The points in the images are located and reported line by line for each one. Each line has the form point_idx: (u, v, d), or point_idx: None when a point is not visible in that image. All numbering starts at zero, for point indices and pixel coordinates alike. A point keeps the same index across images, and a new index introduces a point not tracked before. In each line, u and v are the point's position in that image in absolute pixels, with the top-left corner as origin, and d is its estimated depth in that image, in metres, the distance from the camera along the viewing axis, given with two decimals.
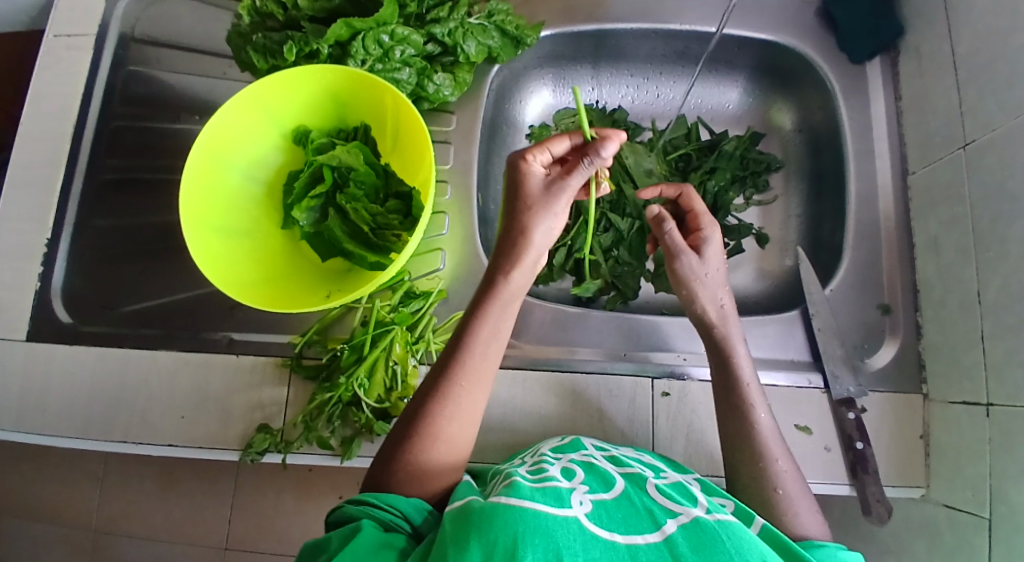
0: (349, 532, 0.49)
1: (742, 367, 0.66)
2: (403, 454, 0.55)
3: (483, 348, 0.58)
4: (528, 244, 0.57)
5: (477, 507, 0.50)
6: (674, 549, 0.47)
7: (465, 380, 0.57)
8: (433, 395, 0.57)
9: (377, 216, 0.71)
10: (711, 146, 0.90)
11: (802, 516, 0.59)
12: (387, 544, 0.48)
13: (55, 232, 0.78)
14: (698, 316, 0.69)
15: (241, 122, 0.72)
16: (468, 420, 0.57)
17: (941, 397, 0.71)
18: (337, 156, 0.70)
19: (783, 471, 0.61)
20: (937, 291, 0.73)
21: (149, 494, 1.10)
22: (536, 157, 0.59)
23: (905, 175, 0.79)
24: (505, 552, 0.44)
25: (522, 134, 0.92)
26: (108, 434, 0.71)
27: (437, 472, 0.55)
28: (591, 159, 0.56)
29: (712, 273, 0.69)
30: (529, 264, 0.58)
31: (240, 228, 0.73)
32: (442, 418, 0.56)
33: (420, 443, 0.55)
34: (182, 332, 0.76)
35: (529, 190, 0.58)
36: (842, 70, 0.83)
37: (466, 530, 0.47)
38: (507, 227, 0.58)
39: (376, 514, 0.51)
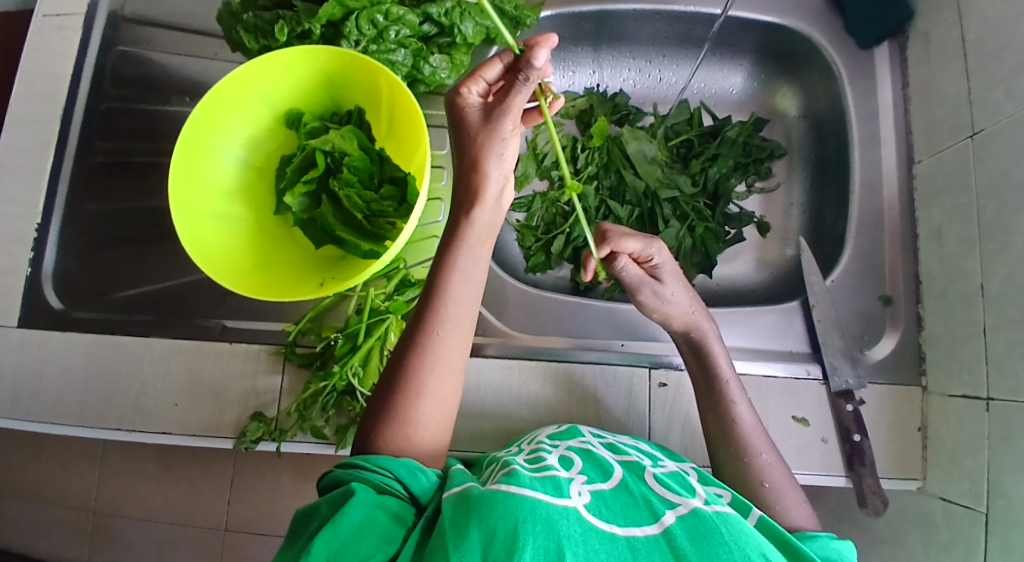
0: (342, 495, 0.49)
1: (724, 361, 0.66)
2: (387, 410, 0.54)
3: (457, 293, 0.55)
4: (483, 181, 0.53)
5: (477, 493, 0.49)
6: (673, 542, 0.46)
7: (440, 328, 0.54)
8: (410, 346, 0.55)
9: (371, 202, 0.69)
10: (714, 132, 0.88)
11: (791, 508, 0.59)
12: (377, 512, 0.48)
13: (46, 217, 0.76)
14: (670, 326, 0.68)
15: (232, 105, 0.71)
16: (450, 371, 0.55)
17: (940, 390, 0.71)
18: (331, 141, 0.69)
19: (768, 467, 0.61)
20: (939, 282, 0.72)
21: (147, 476, 1.11)
22: (470, 88, 0.53)
23: (911, 164, 0.77)
24: (504, 542, 0.44)
25: None
26: (102, 420, 0.71)
27: (423, 426, 0.54)
28: (526, 76, 0.48)
29: (676, 297, 0.68)
30: (491, 201, 0.54)
31: (229, 213, 0.72)
32: (422, 369, 0.54)
33: (402, 397, 0.54)
34: (174, 318, 0.75)
35: (469, 122, 0.52)
36: (849, 54, 0.81)
37: (465, 515, 0.47)
38: (462, 167, 0.53)
39: (369, 477, 0.50)
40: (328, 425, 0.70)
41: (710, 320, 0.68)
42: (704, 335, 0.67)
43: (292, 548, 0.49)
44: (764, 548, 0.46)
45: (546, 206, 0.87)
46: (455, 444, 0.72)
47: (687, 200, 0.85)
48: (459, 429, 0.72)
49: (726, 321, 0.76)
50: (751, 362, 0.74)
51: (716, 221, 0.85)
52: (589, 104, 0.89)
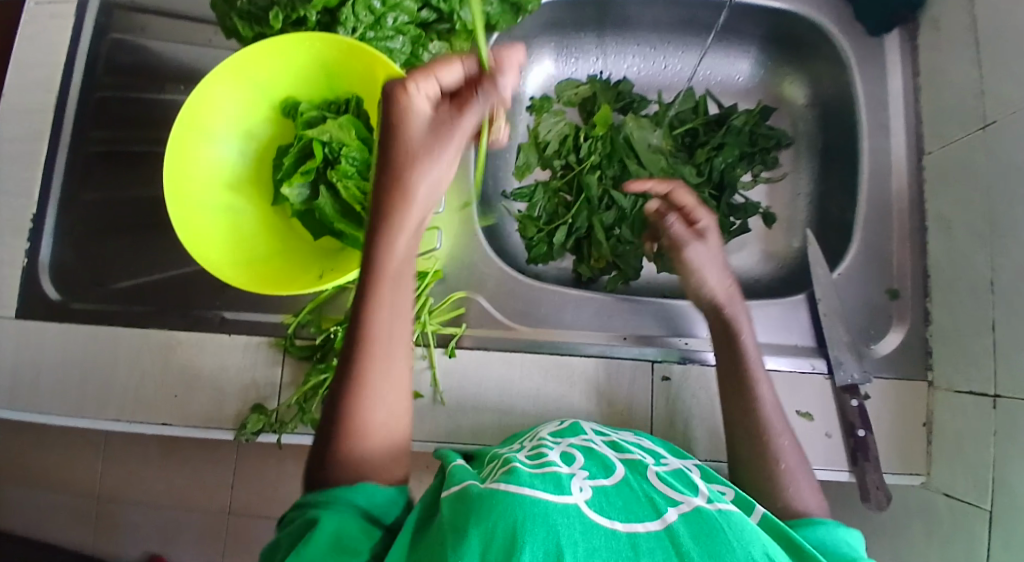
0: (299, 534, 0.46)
1: (749, 345, 0.65)
2: (337, 430, 0.50)
3: (394, 296, 0.51)
4: (415, 183, 0.51)
5: (476, 493, 0.48)
6: (675, 538, 0.45)
7: (376, 341, 0.50)
8: (351, 353, 0.50)
9: (370, 193, 0.68)
10: (719, 120, 0.87)
11: (802, 489, 0.58)
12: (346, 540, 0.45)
13: (41, 208, 0.76)
14: (703, 296, 0.69)
15: (228, 95, 0.69)
16: (391, 385, 0.51)
17: (947, 385, 0.70)
18: (328, 131, 0.68)
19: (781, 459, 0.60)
20: (947, 276, 0.71)
21: (150, 463, 1.11)
22: (418, 86, 0.50)
23: (920, 154, 0.76)
24: (503, 540, 0.43)
25: (522, 106, 0.90)
26: (100, 411, 0.70)
27: (377, 425, 0.50)
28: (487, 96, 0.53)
29: (708, 258, 0.70)
30: (422, 204, 0.52)
31: (227, 205, 0.71)
32: (368, 372, 0.50)
33: (348, 409, 0.50)
34: (171, 308, 0.75)
35: (409, 128, 0.51)
36: (858, 41, 0.79)
37: (465, 515, 0.46)
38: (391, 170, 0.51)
39: (325, 508, 0.47)
40: None
41: (745, 309, 0.69)
42: (736, 315, 0.67)
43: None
44: (766, 547, 0.45)
45: (548, 197, 0.85)
46: (455, 437, 0.71)
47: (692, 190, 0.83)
48: (460, 422, 0.71)
49: None
50: None
51: (720, 211, 0.83)
52: (592, 91, 0.88)
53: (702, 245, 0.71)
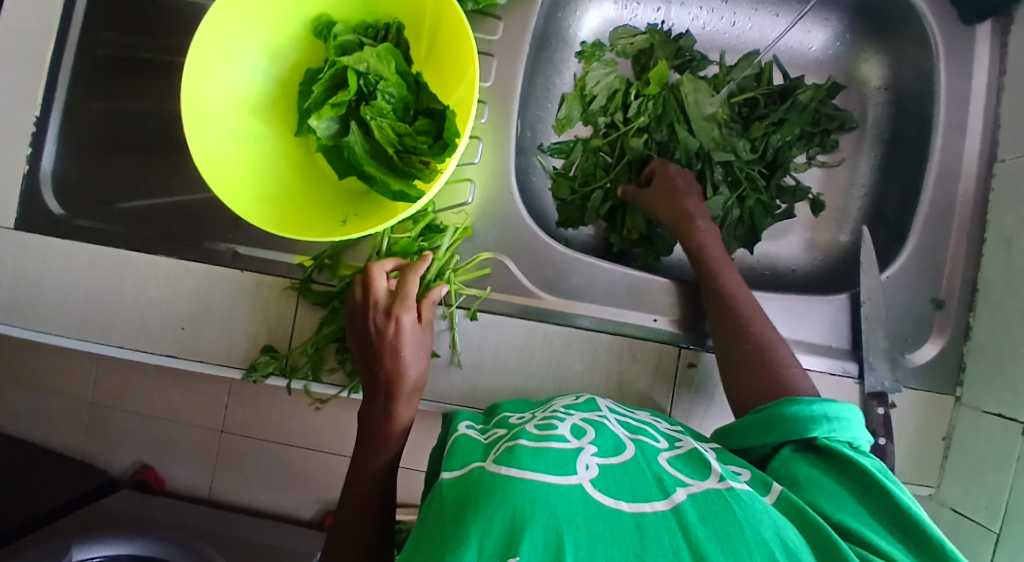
0: None
1: (730, 284, 0.66)
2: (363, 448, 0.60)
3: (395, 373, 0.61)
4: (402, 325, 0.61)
5: (474, 479, 0.44)
6: (682, 519, 0.41)
7: (387, 388, 0.60)
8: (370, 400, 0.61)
9: (405, 136, 0.63)
10: (783, 93, 0.80)
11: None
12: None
13: (45, 112, 0.69)
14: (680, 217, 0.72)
15: (256, 9, 0.62)
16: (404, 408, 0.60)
17: (975, 404, 0.68)
18: (366, 61, 0.62)
19: None
20: (998, 294, 0.68)
21: (147, 378, 1.10)
22: (406, 314, 0.61)
23: (993, 161, 0.71)
24: (502, 530, 0.39)
25: (572, 52, 0.82)
26: (105, 337, 0.67)
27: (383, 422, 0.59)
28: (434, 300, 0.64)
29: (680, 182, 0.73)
30: (408, 326, 0.61)
31: (247, 131, 0.65)
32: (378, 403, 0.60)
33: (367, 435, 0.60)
34: (181, 236, 0.70)
35: (403, 322, 0.61)
36: (950, 25, 0.72)
37: (461, 502, 0.42)
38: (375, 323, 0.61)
39: None
40: (342, 369, 0.68)
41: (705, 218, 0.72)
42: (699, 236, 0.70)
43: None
44: (778, 527, 0.42)
45: (587, 155, 0.80)
46: (470, 401, 0.70)
47: (743, 167, 0.77)
48: (476, 387, 0.69)
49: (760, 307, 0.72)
50: None
51: (769, 193, 0.78)
52: (649, 43, 0.80)
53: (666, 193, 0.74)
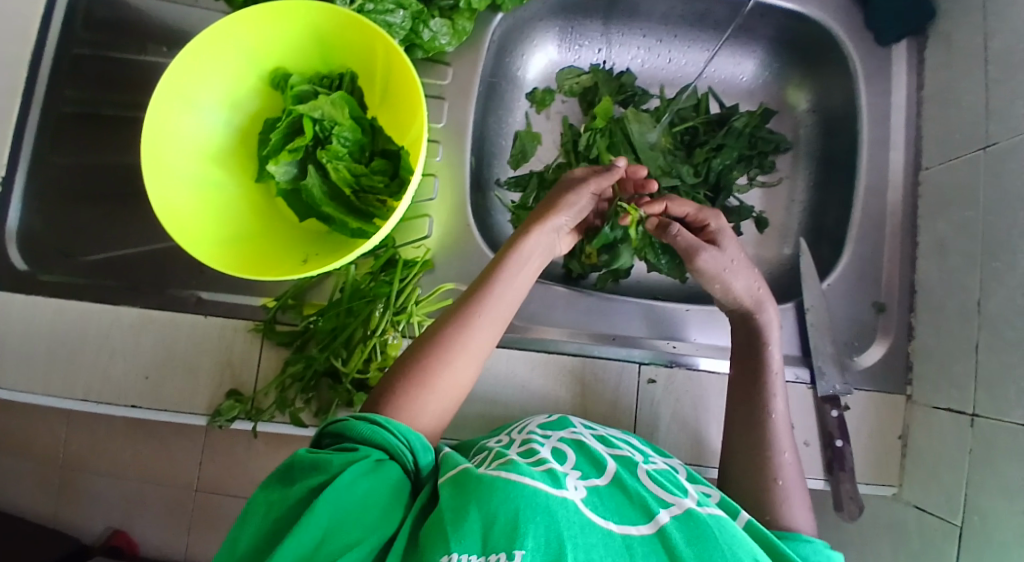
0: (352, 457, 0.47)
1: (773, 356, 0.66)
2: (391, 394, 0.53)
3: (508, 292, 0.58)
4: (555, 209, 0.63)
5: (475, 477, 0.47)
6: (667, 542, 0.45)
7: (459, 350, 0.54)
8: (452, 319, 0.56)
9: (361, 177, 0.66)
10: (720, 121, 0.85)
11: (795, 505, 0.59)
12: (389, 477, 0.48)
13: (11, 169, 0.71)
14: (733, 301, 0.67)
15: (212, 63, 0.65)
16: (451, 393, 0.54)
17: (925, 401, 0.71)
18: (320, 108, 0.64)
19: (787, 462, 0.61)
20: (936, 295, 0.72)
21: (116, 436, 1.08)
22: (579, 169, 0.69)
23: (918, 171, 0.76)
24: (506, 529, 0.43)
25: (522, 93, 0.87)
26: (68, 390, 0.67)
27: (438, 400, 0.53)
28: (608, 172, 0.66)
29: (732, 260, 0.67)
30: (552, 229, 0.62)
31: (208, 179, 0.67)
32: (454, 344, 0.55)
33: (410, 387, 0.53)
34: (145, 286, 0.71)
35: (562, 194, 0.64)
36: (867, 51, 0.78)
37: (465, 497, 0.46)
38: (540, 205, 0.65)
39: (383, 438, 0.49)
40: (308, 408, 0.68)
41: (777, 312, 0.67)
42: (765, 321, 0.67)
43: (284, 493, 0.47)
44: (754, 549, 0.45)
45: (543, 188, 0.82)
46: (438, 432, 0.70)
47: (688, 190, 0.81)
48: None
49: (698, 320, 0.76)
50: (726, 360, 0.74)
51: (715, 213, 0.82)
52: (594, 81, 0.85)
53: (722, 249, 0.67)
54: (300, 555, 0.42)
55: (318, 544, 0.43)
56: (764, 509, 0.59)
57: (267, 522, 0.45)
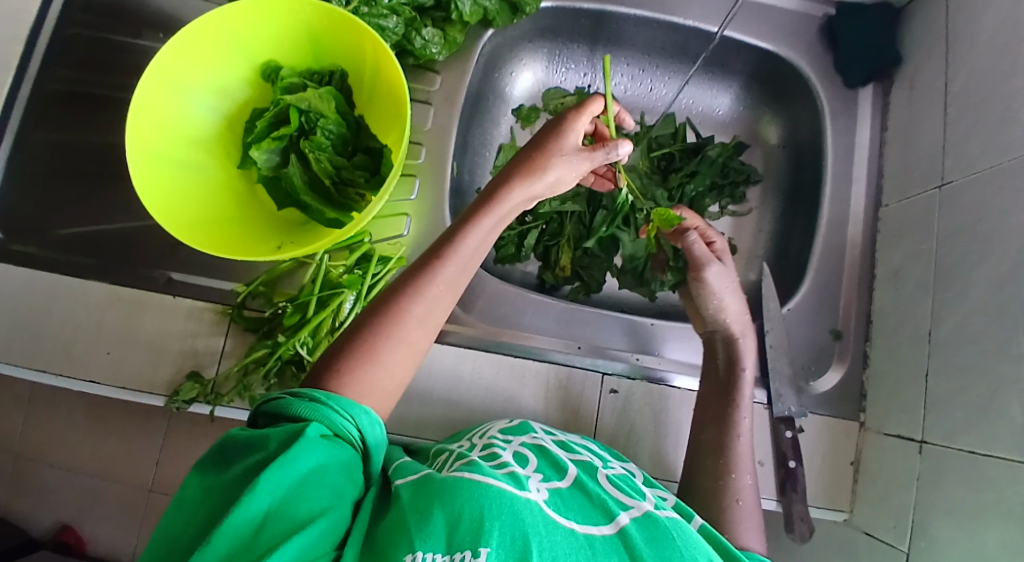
0: (291, 435, 0.46)
1: (746, 380, 0.68)
2: (335, 371, 0.52)
3: (465, 259, 0.57)
4: (540, 169, 0.60)
5: (439, 481, 0.48)
6: (629, 542, 0.45)
7: (404, 321, 0.54)
8: (402, 291, 0.55)
9: (342, 169, 0.68)
10: (696, 149, 0.88)
11: (749, 528, 0.59)
12: (332, 451, 0.47)
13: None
14: (722, 323, 0.71)
15: (203, 48, 0.66)
16: (398, 366, 0.53)
17: (877, 427, 0.73)
18: (307, 100, 0.66)
19: (745, 485, 0.62)
20: (890, 324, 0.74)
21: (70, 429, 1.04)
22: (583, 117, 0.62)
23: (878, 207, 0.79)
24: (469, 527, 0.43)
25: (508, 109, 0.89)
26: (27, 361, 0.66)
27: (386, 374, 0.53)
28: (608, 150, 0.62)
29: (728, 281, 0.72)
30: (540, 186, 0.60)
31: (191, 162, 0.68)
32: (403, 319, 0.54)
33: (356, 364, 0.52)
34: (117, 264, 0.71)
35: (552, 155, 0.60)
36: (835, 90, 0.82)
37: (428, 500, 0.46)
38: (529, 153, 0.61)
39: (325, 416, 0.48)
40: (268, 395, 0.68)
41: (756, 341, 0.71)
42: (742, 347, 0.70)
43: (224, 476, 0.46)
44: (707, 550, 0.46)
45: None
46: (398, 429, 0.71)
47: None
48: (405, 414, 0.71)
49: (662, 335, 0.78)
50: (686, 376, 0.75)
51: None
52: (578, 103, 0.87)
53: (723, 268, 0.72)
54: (241, 532, 0.41)
55: (261, 520, 0.42)
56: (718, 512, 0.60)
57: (207, 505, 0.45)
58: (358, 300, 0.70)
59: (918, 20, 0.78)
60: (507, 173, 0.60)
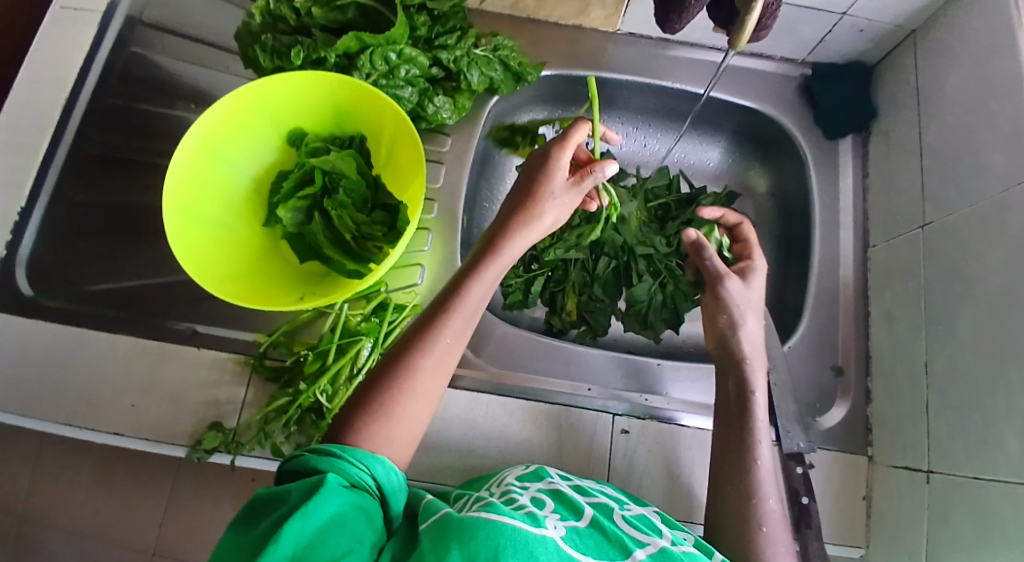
0: (311, 485, 0.48)
1: (758, 404, 0.69)
2: (352, 425, 0.55)
3: (470, 308, 0.61)
4: (537, 214, 0.64)
5: (456, 520, 0.48)
6: None
7: (419, 374, 0.57)
8: (412, 347, 0.58)
9: (362, 225, 0.72)
10: (690, 199, 0.93)
11: (775, 548, 0.60)
12: (352, 498, 0.49)
13: (30, 203, 0.78)
14: (733, 339, 0.73)
15: (238, 118, 0.72)
16: (415, 418, 0.57)
17: (885, 461, 0.74)
18: (331, 162, 0.71)
19: (771, 510, 0.63)
20: (887, 359, 0.77)
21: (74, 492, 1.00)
22: (565, 148, 0.66)
23: (866, 248, 0.84)
24: None
25: (513, 165, 0.95)
26: (53, 414, 0.70)
27: (402, 426, 0.56)
28: (596, 174, 0.66)
29: (750, 301, 0.74)
30: (536, 231, 0.65)
31: (222, 220, 0.73)
32: (415, 372, 0.57)
33: (374, 417, 0.55)
34: (142, 316, 0.74)
35: (544, 199, 0.65)
36: (817, 143, 0.89)
37: (446, 540, 0.46)
38: (522, 201, 0.65)
39: (343, 467, 0.51)
40: (288, 443, 0.68)
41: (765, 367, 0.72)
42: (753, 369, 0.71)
43: (249, 533, 0.48)
44: None
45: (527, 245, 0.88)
46: (414, 474, 0.72)
47: (661, 259, 0.85)
48: (422, 459, 0.72)
49: (667, 375, 0.80)
50: (695, 416, 0.76)
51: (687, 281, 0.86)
52: None
53: (744, 285, 0.75)
54: None
55: None
56: (745, 550, 0.60)
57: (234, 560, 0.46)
58: (375, 347, 0.73)
59: (888, 78, 0.85)
60: (504, 220, 0.65)
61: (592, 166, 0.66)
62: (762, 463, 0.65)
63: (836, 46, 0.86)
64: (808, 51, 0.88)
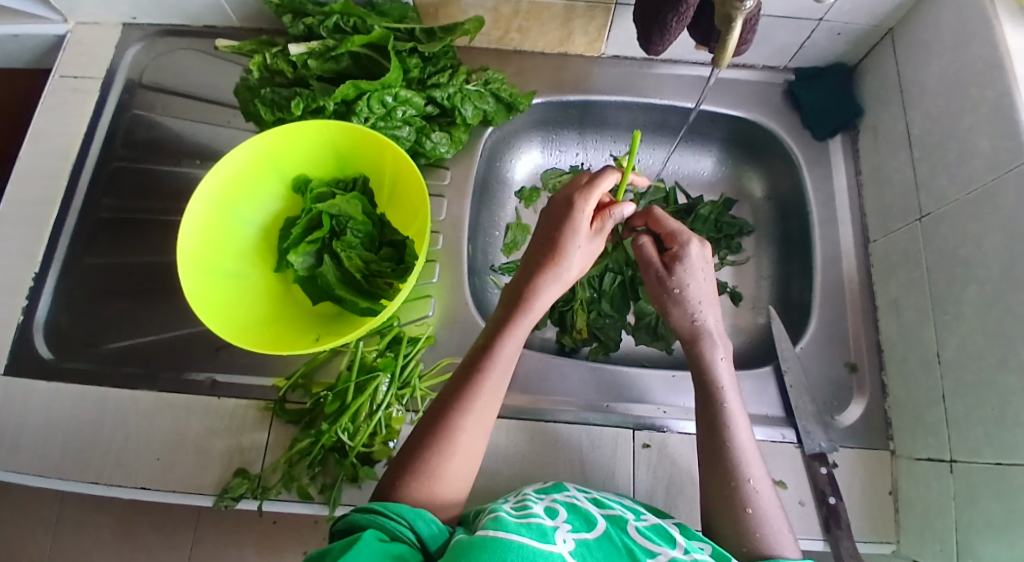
0: (351, 541, 0.49)
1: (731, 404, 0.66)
2: (399, 491, 0.56)
3: (506, 365, 0.62)
4: (563, 266, 0.65)
5: (465, 542, 0.49)
6: None
7: (460, 433, 0.58)
8: (450, 409, 0.59)
9: (371, 264, 0.74)
10: (688, 209, 0.95)
11: (781, 538, 0.59)
12: (389, 550, 0.49)
13: (44, 268, 0.80)
14: (677, 329, 0.72)
15: (244, 172, 0.75)
16: (463, 473, 0.58)
17: (908, 453, 0.74)
18: (337, 206, 0.73)
19: (757, 490, 0.61)
20: (899, 350, 0.78)
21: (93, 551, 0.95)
22: (587, 199, 0.66)
23: (867, 243, 0.85)
24: None
25: (512, 192, 0.97)
26: (79, 475, 0.71)
27: (449, 484, 0.57)
28: (613, 216, 0.69)
29: (692, 290, 0.72)
30: (564, 281, 0.66)
31: (234, 271, 0.75)
32: (455, 432, 0.59)
33: (418, 480, 0.56)
34: (161, 370, 0.76)
35: (569, 251, 0.65)
36: (807, 144, 0.90)
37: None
38: (544, 252, 0.66)
39: (383, 523, 0.51)
40: (313, 484, 0.70)
41: (721, 345, 0.70)
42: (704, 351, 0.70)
43: None
44: None
45: None
46: None
47: None
48: None
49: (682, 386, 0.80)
50: None
51: None
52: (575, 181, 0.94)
53: (670, 277, 0.73)
54: None
55: None
56: (741, 542, 0.59)
57: None
58: (393, 382, 0.73)
59: (870, 76, 0.87)
60: (532, 272, 0.66)
61: (609, 208, 0.69)
62: (742, 444, 0.64)
63: (816, 50, 0.88)
64: (790, 57, 0.90)
